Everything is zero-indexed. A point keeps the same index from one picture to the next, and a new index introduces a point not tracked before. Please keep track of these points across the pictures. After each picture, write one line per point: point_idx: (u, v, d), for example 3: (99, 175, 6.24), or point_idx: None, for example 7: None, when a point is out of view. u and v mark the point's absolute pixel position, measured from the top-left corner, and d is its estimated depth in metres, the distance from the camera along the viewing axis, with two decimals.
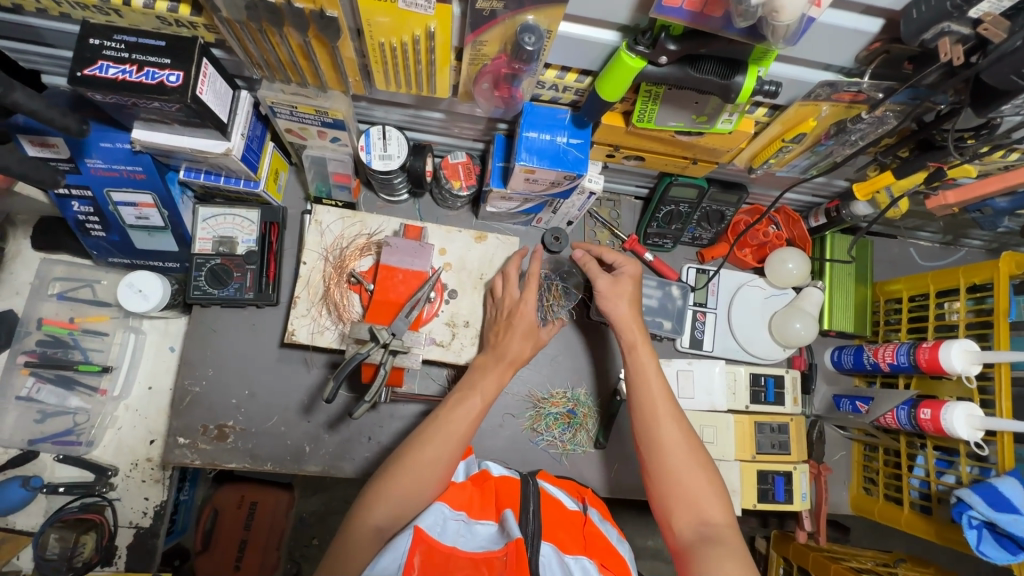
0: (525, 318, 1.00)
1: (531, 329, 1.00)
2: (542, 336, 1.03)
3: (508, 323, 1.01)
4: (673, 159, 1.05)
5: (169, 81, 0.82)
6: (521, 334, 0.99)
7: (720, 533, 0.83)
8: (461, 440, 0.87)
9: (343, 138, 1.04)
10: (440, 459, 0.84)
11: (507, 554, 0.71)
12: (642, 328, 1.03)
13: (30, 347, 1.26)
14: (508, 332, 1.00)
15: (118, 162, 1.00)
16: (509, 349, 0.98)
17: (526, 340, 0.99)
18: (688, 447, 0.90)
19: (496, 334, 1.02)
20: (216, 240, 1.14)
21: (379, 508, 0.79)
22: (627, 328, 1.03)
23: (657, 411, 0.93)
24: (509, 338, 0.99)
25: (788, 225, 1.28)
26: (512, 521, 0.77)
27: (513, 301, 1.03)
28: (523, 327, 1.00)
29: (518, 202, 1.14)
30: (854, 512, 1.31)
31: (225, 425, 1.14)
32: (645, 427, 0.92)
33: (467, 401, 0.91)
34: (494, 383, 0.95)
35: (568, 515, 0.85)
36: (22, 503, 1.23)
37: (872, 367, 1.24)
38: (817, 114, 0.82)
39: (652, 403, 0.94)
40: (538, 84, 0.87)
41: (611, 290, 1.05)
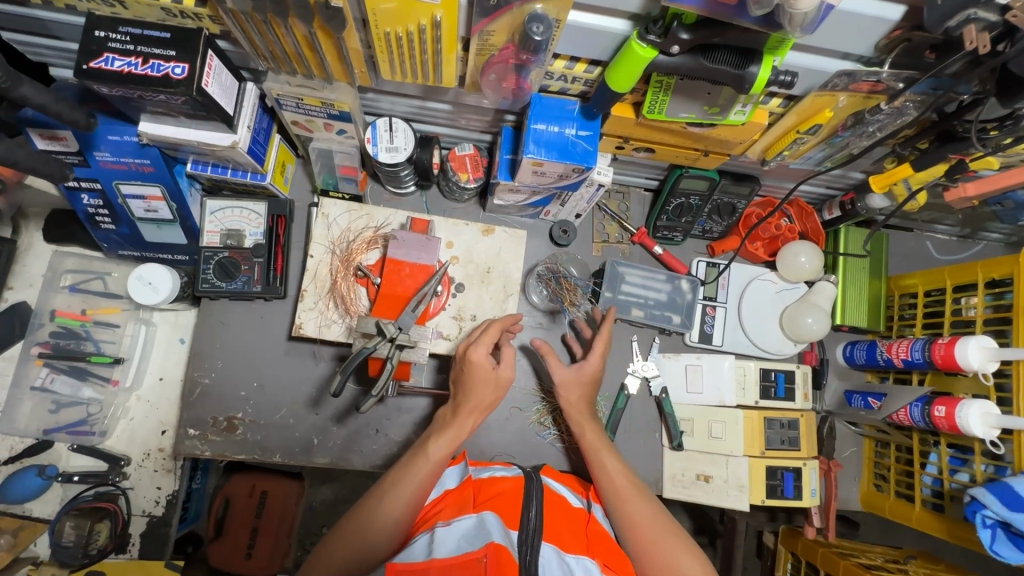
0: (484, 366, 0.93)
1: (488, 373, 0.93)
2: (504, 376, 0.95)
3: (466, 380, 0.93)
4: (684, 151, 1.03)
5: (174, 73, 0.82)
6: (485, 387, 0.93)
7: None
8: (417, 495, 0.83)
9: (350, 130, 1.03)
10: (396, 515, 0.81)
11: (487, 556, 0.68)
12: (590, 405, 1.04)
13: (43, 338, 1.27)
14: (473, 389, 0.93)
15: (126, 154, 1.01)
16: (468, 398, 0.92)
17: (488, 386, 0.92)
18: (657, 520, 0.88)
19: (458, 390, 0.94)
20: (224, 233, 1.15)
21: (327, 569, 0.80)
22: (578, 416, 1.03)
23: (619, 492, 0.91)
24: (474, 391, 0.92)
25: (800, 218, 1.26)
26: (492, 521, 0.74)
27: (474, 363, 0.93)
28: (480, 373, 0.92)
29: (526, 194, 1.12)
30: (864, 508, 1.30)
31: (234, 417, 1.15)
32: (611, 509, 0.90)
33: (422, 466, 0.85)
34: (451, 439, 0.88)
35: (572, 512, 0.85)
36: (38, 491, 1.25)
37: (886, 362, 1.22)
38: (834, 104, 0.80)
39: (614, 485, 0.92)
40: (546, 75, 0.85)
41: (569, 379, 1.04)
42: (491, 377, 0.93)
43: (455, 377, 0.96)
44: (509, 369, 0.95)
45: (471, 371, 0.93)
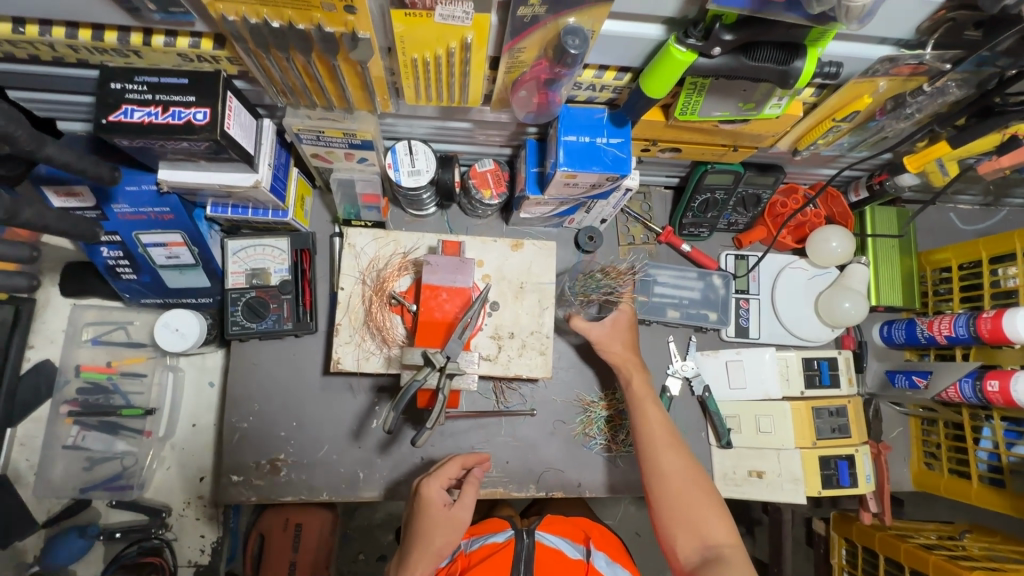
0: (436, 505, 0.94)
1: (445, 516, 0.93)
2: (459, 515, 0.94)
3: (415, 527, 0.94)
4: (710, 147, 1.02)
5: (196, 119, 0.80)
6: (438, 531, 0.92)
7: (723, 552, 0.92)
8: None
9: (371, 157, 1.01)
10: None
11: None
12: (635, 353, 1.13)
13: (71, 395, 1.25)
14: (424, 539, 0.92)
15: (145, 205, 0.99)
16: (423, 543, 0.91)
17: (439, 530, 0.92)
18: (689, 477, 0.99)
19: (411, 534, 0.94)
20: (249, 272, 1.13)
21: None
22: (625, 367, 1.11)
23: (658, 444, 1.02)
24: (427, 539, 0.92)
25: (825, 204, 1.26)
26: None
27: (427, 500, 0.94)
28: (433, 513, 0.93)
29: (553, 205, 1.10)
30: (917, 488, 1.28)
31: (277, 459, 1.13)
32: (646, 455, 1.01)
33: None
34: None
35: (568, 565, 0.95)
36: (81, 553, 1.21)
37: (927, 341, 1.21)
38: (872, 90, 0.78)
39: (653, 436, 1.03)
40: (574, 86, 0.83)
41: (606, 336, 1.12)
42: (445, 519, 0.93)
43: (412, 518, 0.96)
44: (467, 510, 0.95)
45: (423, 512, 0.94)
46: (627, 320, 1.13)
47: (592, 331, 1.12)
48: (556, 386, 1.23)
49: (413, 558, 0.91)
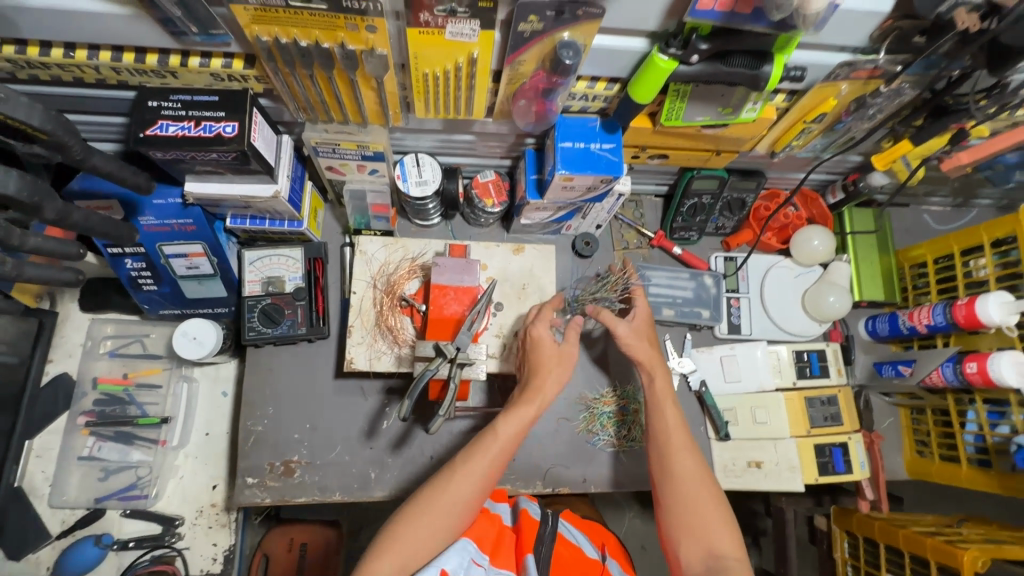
0: (547, 345, 1.01)
1: (554, 353, 1.01)
2: (569, 355, 1.02)
3: (532, 370, 1.00)
4: (696, 153, 1.11)
5: (225, 132, 0.87)
6: (555, 366, 0.99)
7: (729, 565, 0.88)
8: (485, 484, 0.90)
9: (381, 169, 1.09)
10: (466, 501, 0.88)
11: None
12: (656, 348, 1.10)
13: (88, 406, 1.29)
14: (541, 376, 0.98)
15: (169, 217, 1.06)
16: (537, 380, 0.98)
17: (553, 370, 0.99)
18: (701, 483, 0.95)
19: (529, 377, 1.00)
20: (265, 280, 1.18)
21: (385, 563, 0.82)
22: (647, 366, 1.08)
23: (673, 444, 0.99)
24: (541, 382, 0.98)
25: (806, 206, 1.35)
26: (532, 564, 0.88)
27: (538, 339, 1.01)
28: (548, 349, 1.01)
29: (551, 211, 1.18)
30: (911, 476, 1.33)
31: (290, 461, 1.16)
32: (659, 454, 1.00)
33: (489, 447, 0.92)
34: (517, 426, 0.94)
35: (585, 561, 0.95)
36: (94, 562, 1.21)
37: (910, 331, 1.27)
38: (836, 93, 0.87)
39: (667, 436, 1.00)
40: (569, 96, 0.92)
41: (630, 333, 1.08)
42: (558, 355, 1.01)
43: (527, 360, 1.02)
44: (572, 346, 1.04)
45: (537, 351, 1.01)
46: (646, 316, 1.12)
47: (615, 327, 1.08)
48: (559, 384, 1.28)
49: (521, 402, 0.95)
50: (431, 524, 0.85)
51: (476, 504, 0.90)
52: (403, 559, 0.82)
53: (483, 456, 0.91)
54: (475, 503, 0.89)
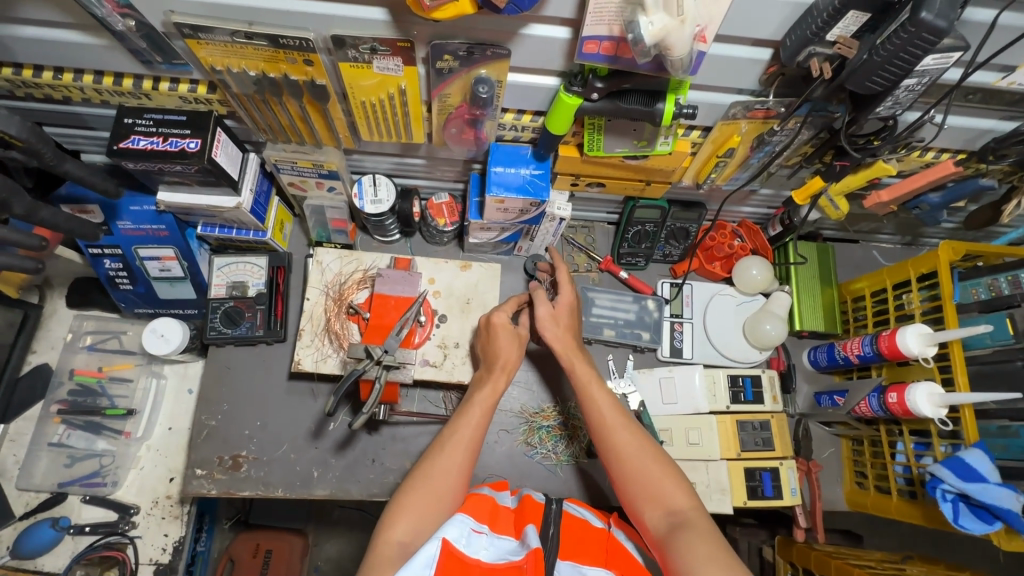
0: (507, 326, 1.10)
1: (511, 333, 1.10)
2: (524, 334, 1.13)
3: (494, 348, 1.09)
4: (630, 182, 1.18)
5: (189, 147, 0.99)
6: (512, 339, 1.10)
7: (686, 517, 0.88)
8: (471, 450, 0.97)
9: (338, 186, 1.19)
10: (455, 468, 0.94)
11: (525, 562, 0.79)
12: (575, 339, 1.14)
13: (62, 396, 1.39)
14: (504, 350, 1.08)
15: (145, 222, 1.17)
16: (499, 356, 1.08)
17: (512, 344, 1.09)
18: (643, 450, 0.97)
19: (489, 353, 1.10)
20: (230, 285, 1.28)
21: (400, 526, 0.87)
22: (568, 353, 1.11)
23: (604, 422, 1.01)
24: (502, 352, 1.08)
25: (750, 237, 1.39)
26: (532, 532, 0.85)
27: (500, 321, 1.11)
28: (504, 332, 1.10)
29: (496, 231, 1.26)
30: (850, 507, 1.33)
31: (239, 455, 1.23)
32: (599, 436, 1.01)
33: (469, 417, 1.00)
34: (491, 392, 1.04)
35: (592, 531, 0.91)
36: (51, 544, 1.28)
37: (845, 361, 1.30)
38: (738, 129, 0.96)
39: (601, 415, 1.02)
40: (500, 126, 1.02)
41: (549, 315, 1.14)
42: (512, 334, 1.10)
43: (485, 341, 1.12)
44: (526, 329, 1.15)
45: (497, 328, 1.10)
46: (568, 302, 1.16)
47: (536, 309, 1.14)
48: (502, 397, 1.33)
49: (490, 376, 1.06)
50: (432, 486, 0.91)
51: (471, 465, 0.96)
52: (416, 520, 0.87)
53: (467, 423, 0.99)
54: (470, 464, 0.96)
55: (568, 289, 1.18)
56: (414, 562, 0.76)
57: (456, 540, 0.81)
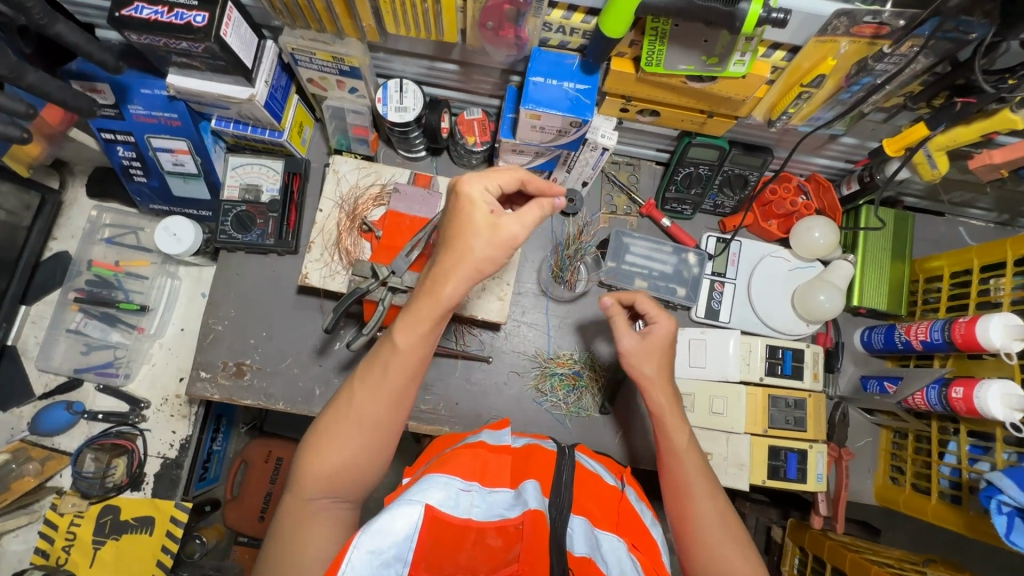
0: (479, 208, 0.79)
1: (489, 232, 0.79)
2: (505, 231, 0.79)
3: (438, 265, 0.81)
4: (689, 113, 1.02)
5: (196, 21, 0.88)
6: (477, 242, 0.79)
7: None
8: (392, 397, 0.82)
9: (360, 88, 1.08)
10: (371, 418, 0.81)
11: (523, 523, 0.70)
12: (672, 382, 0.96)
13: (81, 285, 1.38)
14: (444, 279, 0.80)
15: (156, 108, 1.08)
16: (440, 291, 0.80)
17: (489, 247, 0.79)
18: (720, 517, 0.86)
19: (445, 252, 0.80)
20: (243, 187, 1.21)
21: (310, 486, 0.79)
22: (655, 390, 0.96)
23: (685, 483, 0.89)
24: (445, 280, 0.80)
25: (817, 195, 1.21)
26: (529, 488, 0.74)
27: (465, 204, 0.80)
28: (469, 221, 0.79)
29: (530, 155, 1.13)
30: (878, 502, 1.23)
31: (243, 363, 1.20)
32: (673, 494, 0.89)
33: (388, 360, 0.82)
34: (420, 332, 0.81)
35: (604, 489, 0.84)
36: (65, 426, 1.32)
37: (905, 346, 1.15)
38: (835, 52, 0.79)
39: (681, 469, 0.90)
40: (545, 26, 0.88)
41: (638, 350, 0.97)
42: (484, 228, 0.79)
43: (446, 226, 0.81)
44: (515, 226, 0.80)
45: (459, 216, 0.80)
46: (664, 336, 0.97)
47: (619, 342, 0.97)
48: (515, 338, 1.24)
49: (416, 307, 0.81)
50: (341, 441, 0.80)
51: (389, 415, 0.83)
52: (330, 480, 0.79)
53: (388, 366, 0.82)
54: (388, 413, 0.82)
55: (664, 316, 0.98)
56: (388, 531, 0.65)
57: (441, 504, 0.70)
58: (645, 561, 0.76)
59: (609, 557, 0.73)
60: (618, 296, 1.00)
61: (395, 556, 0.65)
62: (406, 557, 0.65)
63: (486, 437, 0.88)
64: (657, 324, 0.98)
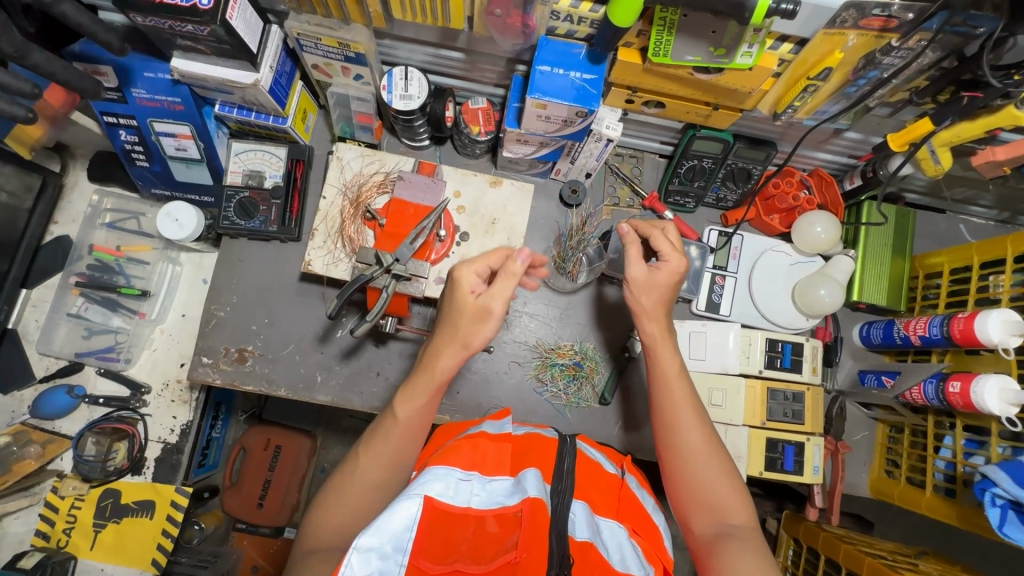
0: (463, 289, 0.82)
1: (474, 309, 0.81)
2: (487, 309, 0.81)
3: (434, 343, 0.86)
4: (695, 105, 1.02)
5: (200, 3, 0.87)
6: (464, 318, 0.82)
7: (738, 532, 0.84)
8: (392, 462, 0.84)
9: (365, 75, 1.08)
10: (373, 483, 0.83)
11: (523, 510, 0.70)
12: (667, 314, 0.97)
13: (82, 269, 1.38)
14: (438, 356, 0.84)
15: (159, 92, 1.08)
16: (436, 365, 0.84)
17: (473, 323, 0.82)
18: (711, 452, 0.90)
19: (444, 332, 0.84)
20: (246, 173, 1.21)
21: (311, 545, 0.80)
22: (653, 319, 0.97)
23: (675, 415, 0.92)
24: (441, 354, 0.84)
25: (819, 189, 1.21)
26: (529, 477, 0.74)
27: (456, 287, 0.83)
28: (458, 297, 0.82)
29: (534, 146, 1.13)
30: (872, 495, 1.24)
31: (245, 349, 1.20)
32: (664, 426, 0.92)
33: (389, 429, 0.85)
34: (420, 405, 0.84)
35: (605, 475, 0.85)
36: (66, 409, 1.32)
37: (903, 341, 1.17)
38: (843, 44, 0.79)
39: (671, 401, 0.93)
40: (552, 15, 0.88)
41: (643, 280, 0.97)
42: (469, 306, 0.82)
43: (443, 308, 0.86)
44: (500, 302, 0.81)
45: (452, 298, 0.82)
46: (675, 272, 0.96)
47: (627, 270, 0.97)
48: (516, 328, 1.24)
49: (416, 379, 0.85)
50: (345, 504, 0.83)
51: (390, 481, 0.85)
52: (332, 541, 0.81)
53: (388, 433, 0.85)
54: (390, 478, 0.85)
55: (677, 255, 0.97)
56: (387, 526, 0.66)
57: (441, 495, 0.71)
58: (646, 547, 0.77)
59: (609, 542, 0.75)
60: (636, 225, 1.02)
61: (395, 548, 0.65)
62: (405, 549, 0.65)
63: (487, 426, 0.88)
64: (668, 263, 0.97)
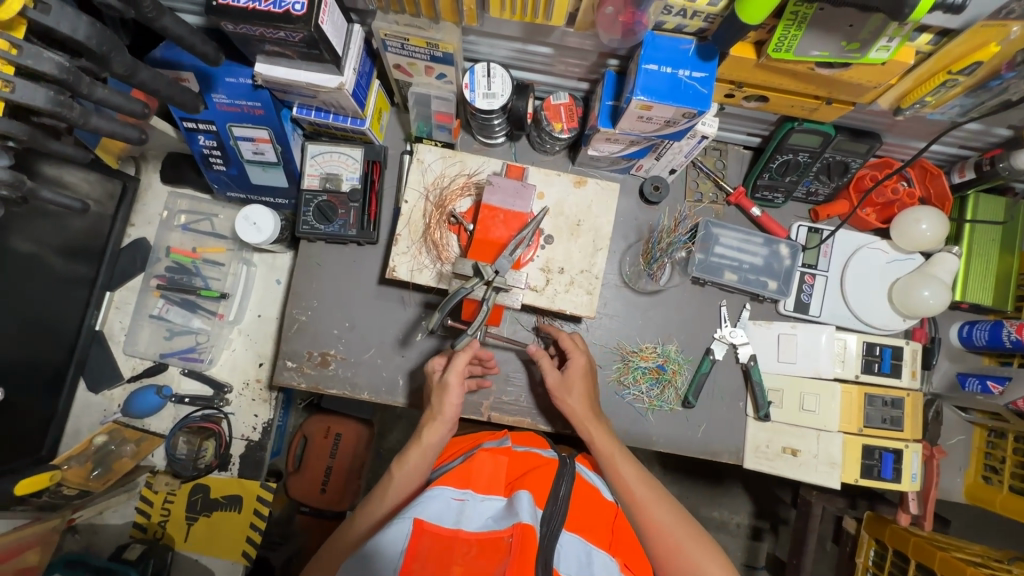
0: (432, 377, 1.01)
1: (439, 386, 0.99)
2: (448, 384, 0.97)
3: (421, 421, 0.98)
4: (802, 98, 0.95)
5: (295, 9, 0.85)
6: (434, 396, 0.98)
7: None
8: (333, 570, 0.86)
9: (449, 74, 1.04)
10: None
11: (513, 536, 0.69)
12: (594, 404, 1.02)
13: (160, 271, 1.40)
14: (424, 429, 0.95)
15: (240, 97, 1.05)
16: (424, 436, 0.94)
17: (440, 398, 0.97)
18: (679, 522, 0.92)
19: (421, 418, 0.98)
20: (323, 176, 1.19)
21: None
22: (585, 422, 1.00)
23: (639, 500, 0.92)
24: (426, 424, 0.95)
25: (923, 181, 1.15)
26: (519, 502, 0.74)
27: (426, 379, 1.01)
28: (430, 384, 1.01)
29: (623, 144, 1.07)
30: (967, 500, 1.20)
31: (327, 353, 1.21)
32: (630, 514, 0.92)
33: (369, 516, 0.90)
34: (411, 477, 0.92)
35: (601, 503, 0.87)
36: (155, 408, 1.37)
37: (1013, 345, 1.10)
38: (1003, 37, 0.72)
39: (629, 492, 0.93)
40: (664, 9, 0.82)
41: (560, 384, 1.02)
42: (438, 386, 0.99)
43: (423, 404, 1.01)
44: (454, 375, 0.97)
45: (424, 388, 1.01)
46: (581, 366, 1.04)
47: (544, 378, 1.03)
48: (595, 330, 1.20)
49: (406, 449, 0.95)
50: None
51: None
52: None
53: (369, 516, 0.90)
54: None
55: (579, 351, 1.05)
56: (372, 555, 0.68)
57: (432, 517, 0.72)
58: None
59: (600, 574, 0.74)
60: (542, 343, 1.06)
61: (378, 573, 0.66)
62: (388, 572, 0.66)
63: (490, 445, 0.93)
64: (572, 360, 1.05)
